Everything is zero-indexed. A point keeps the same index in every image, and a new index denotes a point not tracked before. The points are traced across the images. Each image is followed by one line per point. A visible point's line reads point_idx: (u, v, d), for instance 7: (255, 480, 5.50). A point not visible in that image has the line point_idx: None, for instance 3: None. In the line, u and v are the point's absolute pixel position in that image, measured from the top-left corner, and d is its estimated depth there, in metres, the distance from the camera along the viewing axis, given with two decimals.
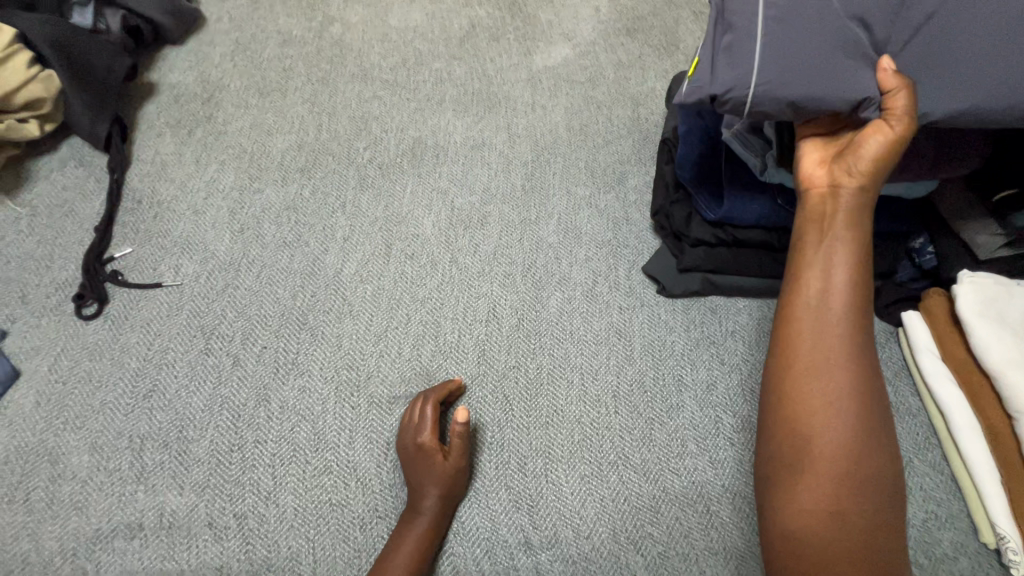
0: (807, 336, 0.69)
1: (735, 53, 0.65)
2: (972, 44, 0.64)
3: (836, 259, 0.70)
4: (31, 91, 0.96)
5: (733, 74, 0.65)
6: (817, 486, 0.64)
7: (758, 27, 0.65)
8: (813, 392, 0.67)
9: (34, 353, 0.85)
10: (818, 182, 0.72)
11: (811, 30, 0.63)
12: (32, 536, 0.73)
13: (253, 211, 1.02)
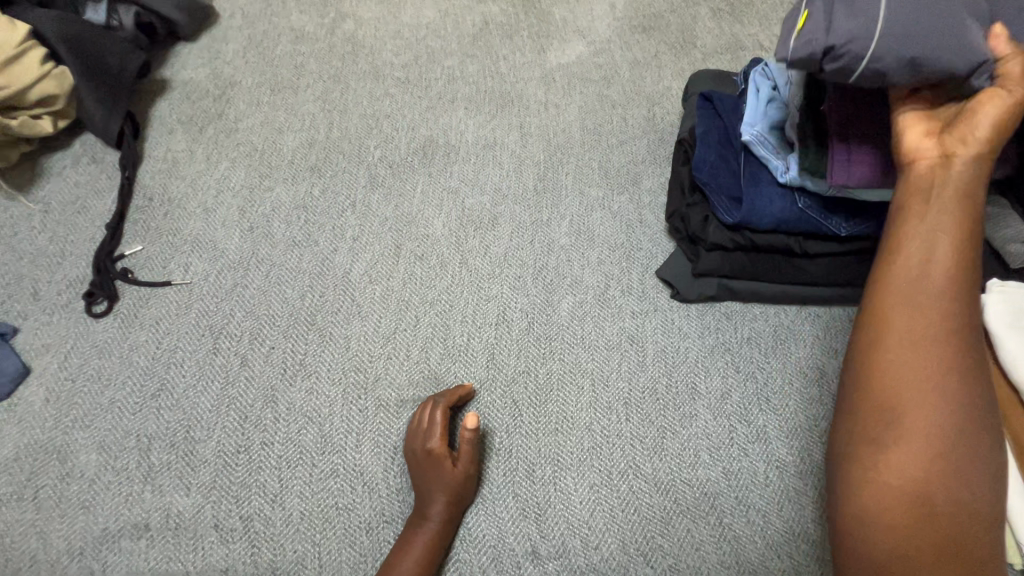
0: (903, 319, 0.60)
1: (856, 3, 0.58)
2: None
3: (942, 232, 0.60)
4: (46, 87, 0.97)
5: (855, 23, 0.57)
6: (908, 493, 0.55)
7: None
8: (910, 386, 0.58)
9: (45, 350, 0.85)
10: (923, 151, 0.62)
11: None
12: (40, 533, 0.73)
13: (263, 209, 1.02)
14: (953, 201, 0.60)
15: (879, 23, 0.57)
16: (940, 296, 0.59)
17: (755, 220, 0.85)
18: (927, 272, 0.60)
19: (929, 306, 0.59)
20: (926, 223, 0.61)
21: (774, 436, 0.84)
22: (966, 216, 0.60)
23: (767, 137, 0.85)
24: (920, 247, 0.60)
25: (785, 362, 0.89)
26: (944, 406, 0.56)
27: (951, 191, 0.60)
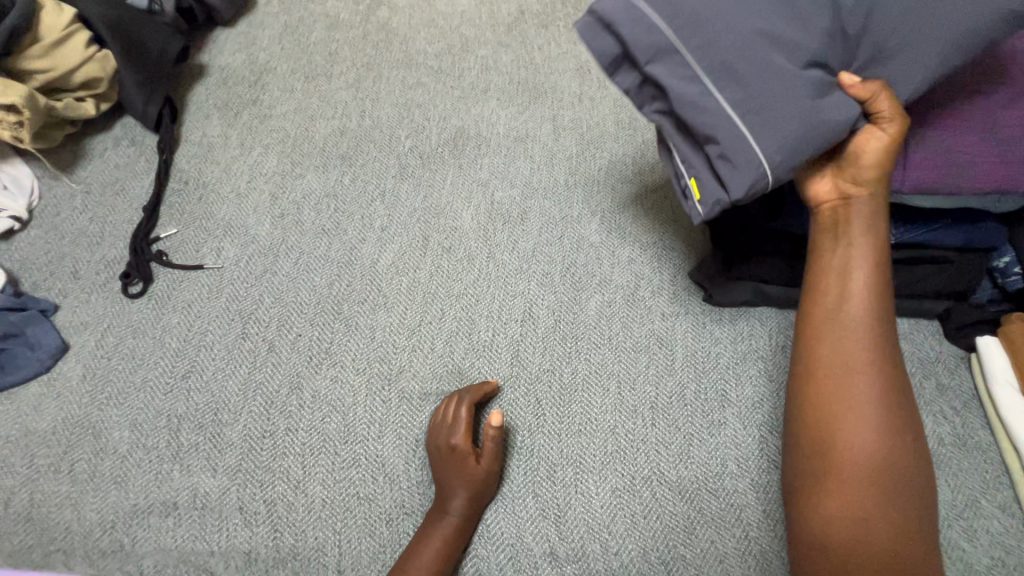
0: (825, 352, 0.67)
1: (735, 160, 0.60)
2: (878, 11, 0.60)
3: (859, 265, 0.67)
4: (90, 70, 0.99)
5: (747, 177, 0.60)
6: (849, 507, 0.63)
7: (736, 121, 0.59)
8: (833, 410, 0.66)
9: (83, 328, 0.87)
10: (826, 192, 0.68)
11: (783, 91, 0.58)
12: (75, 506, 0.75)
13: (294, 197, 1.02)
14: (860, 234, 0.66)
15: (767, 164, 0.59)
16: (852, 322, 0.66)
17: (798, 225, 0.81)
18: (845, 304, 0.67)
19: (846, 330, 0.67)
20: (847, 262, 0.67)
21: None
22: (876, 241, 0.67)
23: None
24: (838, 284, 0.68)
25: None
26: (865, 411, 0.64)
27: (860, 226, 0.66)
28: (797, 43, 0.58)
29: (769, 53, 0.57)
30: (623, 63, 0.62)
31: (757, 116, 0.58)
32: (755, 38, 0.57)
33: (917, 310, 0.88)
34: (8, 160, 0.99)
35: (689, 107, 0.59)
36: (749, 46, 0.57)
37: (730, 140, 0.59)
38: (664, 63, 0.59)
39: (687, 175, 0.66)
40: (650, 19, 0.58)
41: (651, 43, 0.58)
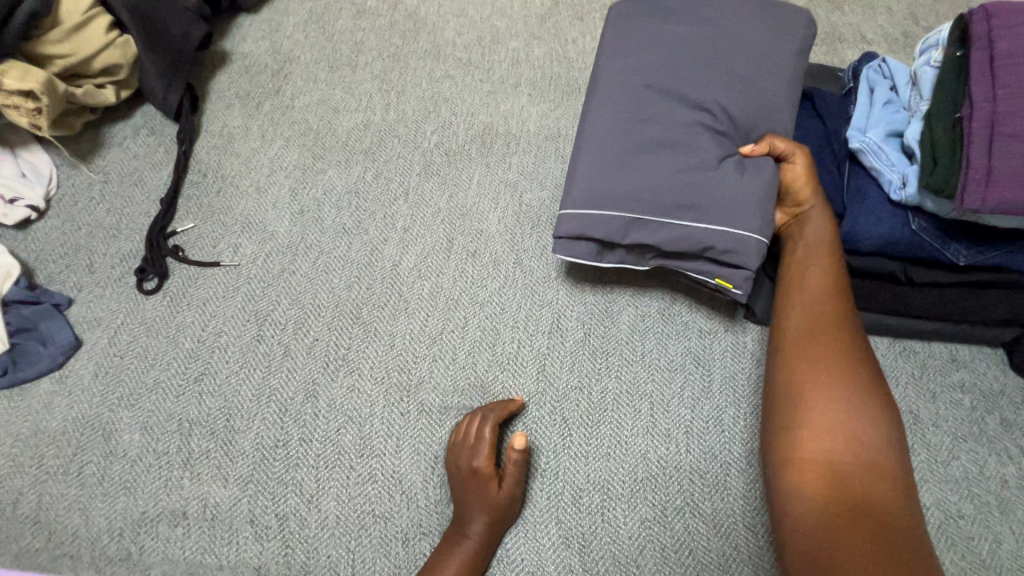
0: (792, 330, 0.71)
1: (734, 246, 0.72)
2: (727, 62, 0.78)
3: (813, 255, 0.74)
4: (110, 56, 0.96)
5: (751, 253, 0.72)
6: (824, 473, 0.61)
7: (710, 220, 0.73)
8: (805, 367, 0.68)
9: (96, 324, 0.85)
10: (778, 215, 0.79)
11: (724, 183, 0.73)
12: (83, 511, 0.73)
13: (315, 193, 0.98)
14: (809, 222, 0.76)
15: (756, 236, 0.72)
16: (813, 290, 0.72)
17: (858, 241, 0.75)
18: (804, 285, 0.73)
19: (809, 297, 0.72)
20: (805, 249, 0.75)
21: None
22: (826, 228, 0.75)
23: (882, 145, 0.74)
24: (804, 267, 0.74)
25: None
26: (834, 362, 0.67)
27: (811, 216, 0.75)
28: (701, 154, 0.75)
29: (690, 175, 0.74)
30: (602, 251, 0.78)
31: (721, 219, 0.73)
32: (678, 175, 0.74)
33: (979, 337, 0.81)
34: (27, 147, 0.97)
35: (673, 241, 0.74)
36: (679, 183, 0.74)
37: (718, 238, 0.72)
38: (632, 232, 0.75)
39: (709, 278, 0.76)
40: (607, 213, 0.75)
41: (619, 225, 0.75)
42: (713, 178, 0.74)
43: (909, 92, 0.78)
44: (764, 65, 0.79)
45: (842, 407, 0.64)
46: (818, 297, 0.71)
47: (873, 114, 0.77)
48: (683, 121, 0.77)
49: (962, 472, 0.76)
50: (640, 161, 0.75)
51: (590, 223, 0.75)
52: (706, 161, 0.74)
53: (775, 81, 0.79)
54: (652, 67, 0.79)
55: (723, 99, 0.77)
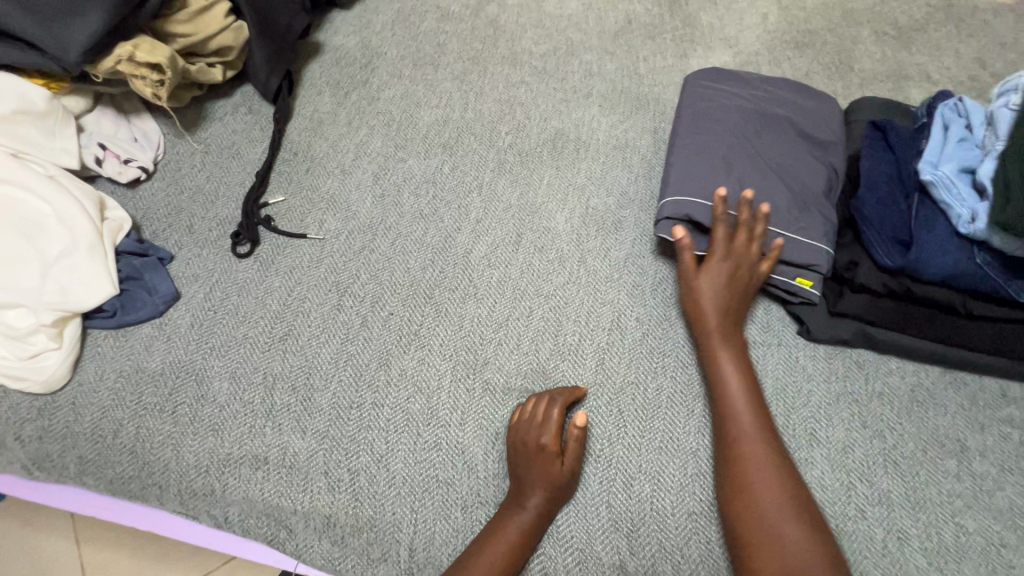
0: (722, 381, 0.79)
1: (798, 247, 0.86)
2: (783, 112, 1.00)
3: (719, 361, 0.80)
4: (224, 39, 1.04)
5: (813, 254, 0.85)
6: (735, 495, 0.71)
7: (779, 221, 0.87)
8: (732, 458, 0.73)
9: (193, 280, 0.92)
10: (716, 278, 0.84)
11: (790, 197, 0.90)
12: (175, 446, 0.80)
13: (396, 178, 1.06)
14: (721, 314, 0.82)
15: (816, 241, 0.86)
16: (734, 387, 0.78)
17: (920, 268, 0.78)
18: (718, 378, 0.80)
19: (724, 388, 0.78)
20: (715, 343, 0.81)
21: (899, 502, 0.78)
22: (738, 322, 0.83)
23: (954, 179, 0.78)
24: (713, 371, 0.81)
25: (922, 426, 0.83)
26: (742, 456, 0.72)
27: (717, 305, 0.83)
28: (770, 169, 0.92)
29: (765, 184, 0.90)
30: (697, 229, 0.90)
31: (790, 220, 0.87)
32: (756, 185, 0.90)
33: None
34: (140, 116, 1.08)
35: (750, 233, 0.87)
36: (756, 189, 0.90)
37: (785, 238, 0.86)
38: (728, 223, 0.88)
39: (788, 278, 0.86)
40: (702, 203, 0.88)
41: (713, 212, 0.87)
42: (780, 193, 0.90)
43: (982, 131, 0.82)
44: (812, 115, 1.00)
45: (757, 456, 0.72)
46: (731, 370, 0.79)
47: (946, 149, 0.81)
48: (754, 146, 0.94)
49: (1006, 502, 0.78)
50: (725, 171, 0.91)
51: (695, 204, 0.88)
52: (774, 180, 0.91)
53: (823, 124, 0.99)
54: (724, 106, 0.99)
55: (782, 133, 0.97)
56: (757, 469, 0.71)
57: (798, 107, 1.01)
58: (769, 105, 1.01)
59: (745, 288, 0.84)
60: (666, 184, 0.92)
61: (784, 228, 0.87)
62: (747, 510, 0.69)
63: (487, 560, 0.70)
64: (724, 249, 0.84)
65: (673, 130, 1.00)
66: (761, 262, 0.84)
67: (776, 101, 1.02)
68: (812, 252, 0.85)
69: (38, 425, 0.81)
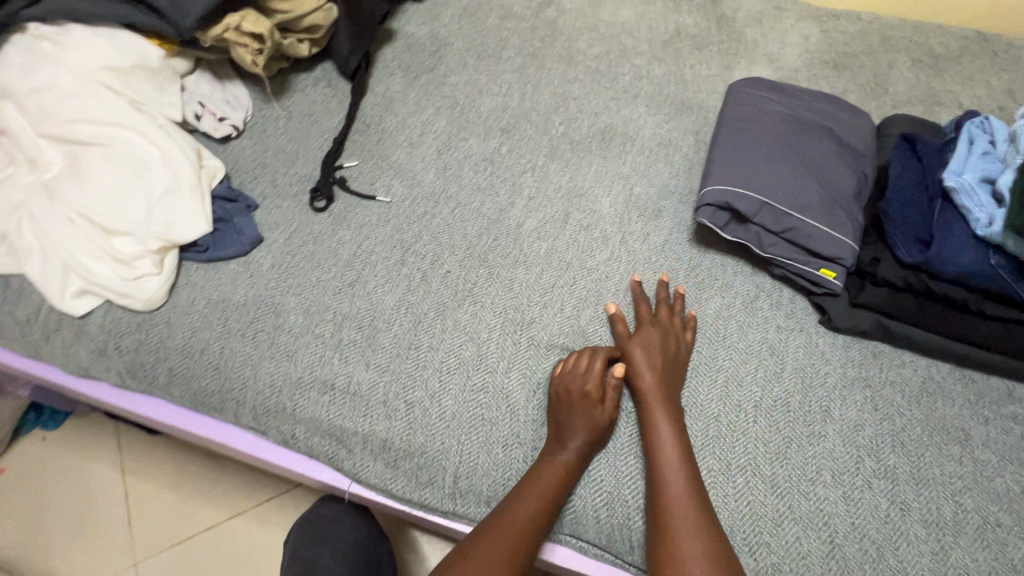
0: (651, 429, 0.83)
1: (825, 240, 0.94)
2: (819, 120, 1.09)
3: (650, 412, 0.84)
4: (316, 18, 1.15)
5: (839, 248, 0.93)
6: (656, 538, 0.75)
7: (810, 215, 0.95)
8: (657, 514, 0.76)
9: (275, 227, 1.03)
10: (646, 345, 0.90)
11: (821, 194, 0.98)
12: (253, 366, 0.90)
13: (457, 155, 1.16)
14: (652, 375, 0.87)
15: (843, 236, 0.94)
16: (665, 445, 0.80)
17: (937, 265, 0.86)
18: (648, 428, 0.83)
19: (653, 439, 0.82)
20: (648, 399, 0.85)
21: (903, 479, 0.84)
22: (670, 381, 0.87)
23: (975, 187, 0.86)
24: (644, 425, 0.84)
25: (930, 414, 0.90)
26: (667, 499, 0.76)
27: (648, 368, 0.87)
28: (805, 168, 1.00)
29: (799, 181, 0.98)
30: (734, 217, 0.98)
31: (820, 215, 0.95)
32: (792, 181, 0.98)
33: None
34: (231, 81, 1.19)
35: (783, 224, 0.95)
36: (791, 184, 0.98)
37: (814, 231, 0.94)
38: (764, 212, 0.96)
39: (813, 269, 0.96)
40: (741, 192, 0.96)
41: (750, 201, 0.95)
42: (813, 191, 0.98)
43: (1005, 147, 0.90)
44: (846, 126, 1.08)
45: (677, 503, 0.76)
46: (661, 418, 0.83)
47: (970, 160, 0.89)
48: (792, 147, 1.03)
49: (1004, 488, 0.84)
50: (763, 167, 0.99)
51: (734, 193, 0.96)
52: (808, 178, 0.99)
53: (855, 134, 1.08)
54: (766, 111, 1.08)
55: (818, 137, 1.05)
56: (678, 513, 0.75)
57: (833, 117, 1.10)
58: (806, 113, 1.09)
59: (672, 354, 0.90)
60: (707, 175, 1.01)
61: (816, 220, 0.95)
62: (669, 564, 0.72)
63: (531, 498, 0.78)
64: (648, 325, 0.92)
65: (717, 130, 1.09)
66: (684, 333, 0.93)
67: (813, 110, 1.11)
68: (837, 245, 0.93)
69: (136, 337, 0.92)
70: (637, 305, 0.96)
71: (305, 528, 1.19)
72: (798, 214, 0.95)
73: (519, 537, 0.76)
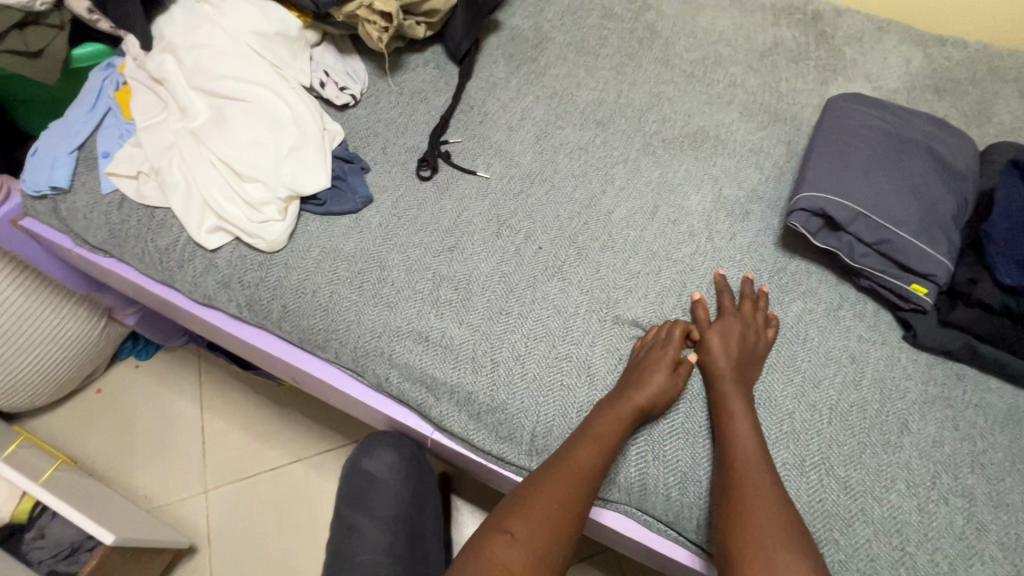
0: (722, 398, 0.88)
1: (920, 256, 0.95)
2: (922, 139, 1.09)
3: (723, 384, 0.89)
4: (436, 3, 1.23)
5: (934, 265, 0.94)
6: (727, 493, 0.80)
7: (907, 230, 0.96)
8: (728, 472, 0.81)
9: (383, 191, 1.11)
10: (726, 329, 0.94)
11: (919, 212, 0.98)
12: (357, 312, 0.98)
13: (554, 142, 1.22)
14: (727, 354, 0.91)
15: (939, 254, 0.94)
16: (736, 413, 0.85)
17: None
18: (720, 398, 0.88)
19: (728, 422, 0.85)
20: (723, 383, 0.89)
21: (981, 500, 0.84)
22: (745, 372, 0.91)
23: None
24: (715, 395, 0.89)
25: (1014, 441, 0.89)
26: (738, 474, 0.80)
27: (725, 349, 0.92)
28: (904, 185, 1.01)
29: (897, 196, 0.99)
30: (825, 224, 1.00)
31: (917, 231, 0.96)
32: (891, 196, 0.99)
33: None
34: (351, 56, 1.29)
35: (877, 236, 0.96)
36: (889, 199, 0.99)
37: (910, 246, 0.95)
38: (859, 222, 0.97)
39: (904, 284, 0.96)
40: (835, 199, 0.98)
41: (844, 210, 0.97)
42: (912, 207, 0.98)
43: None
44: (950, 147, 1.08)
45: (750, 464, 0.81)
46: (733, 389, 0.88)
47: None
48: (892, 163, 1.03)
49: None
50: (861, 179, 1.01)
51: (828, 200, 0.98)
52: (907, 195, 1.00)
53: (959, 156, 1.07)
54: (866, 128, 1.10)
55: (920, 156, 1.06)
56: (752, 472, 0.80)
57: (937, 138, 1.09)
58: (909, 132, 1.10)
59: (752, 348, 0.93)
60: (802, 181, 1.04)
61: (912, 236, 0.95)
62: (739, 516, 0.77)
63: (589, 447, 0.84)
64: (729, 313, 0.96)
65: (814, 141, 1.12)
66: (765, 330, 0.96)
67: (916, 130, 1.10)
68: (932, 262, 0.94)
69: (257, 274, 1.02)
70: (720, 298, 1.00)
71: (348, 484, 1.14)
72: (894, 228, 0.96)
73: (574, 480, 0.82)
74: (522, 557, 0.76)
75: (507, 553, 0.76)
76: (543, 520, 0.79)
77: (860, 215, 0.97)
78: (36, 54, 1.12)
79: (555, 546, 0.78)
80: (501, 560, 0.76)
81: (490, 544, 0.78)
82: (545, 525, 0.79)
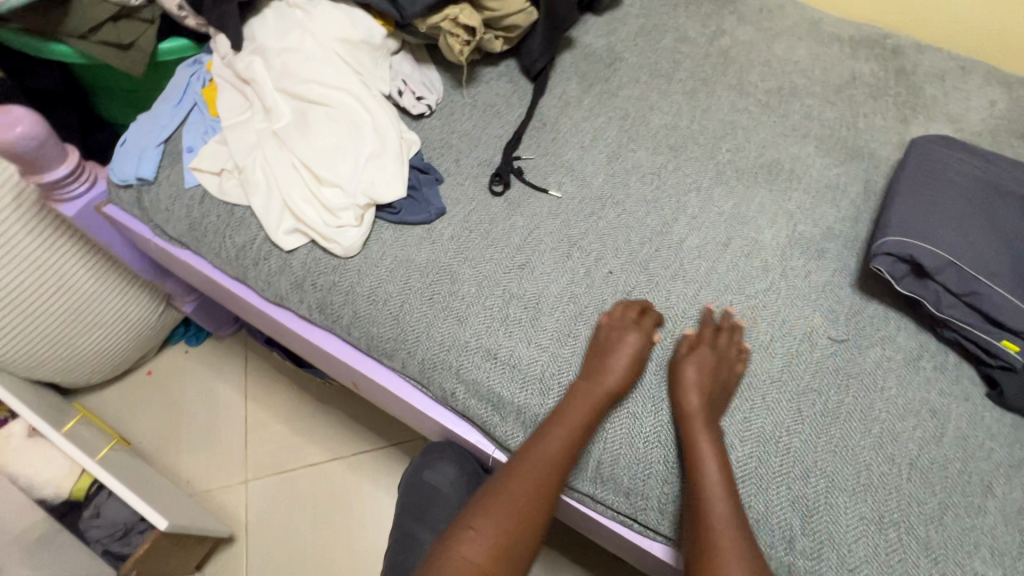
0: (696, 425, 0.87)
1: (1015, 312, 0.91)
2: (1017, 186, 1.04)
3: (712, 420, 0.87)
4: (518, 19, 1.22)
5: None
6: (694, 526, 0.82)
7: (1000, 284, 0.93)
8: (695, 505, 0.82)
9: (456, 203, 1.12)
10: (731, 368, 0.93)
11: (1012, 266, 0.95)
12: (427, 324, 0.99)
13: (626, 165, 1.21)
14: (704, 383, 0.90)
15: None
16: (705, 444, 0.85)
17: None
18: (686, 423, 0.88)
19: (696, 458, 0.84)
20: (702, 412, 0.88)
21: None
22: (717, 402, 0.90)
23: None
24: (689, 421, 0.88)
25: None
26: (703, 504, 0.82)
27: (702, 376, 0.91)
28: (996, 236, 0.97)
29: (988, 248, 0.96)
30: (910, 270, 0.97)
31: (1010, 286, 0.93)
32: (982, 246, 0.96)
33: None
34: (426, 65, 1.30)
35: (968, 287, 0.93)
36: (980, 249, 0.95)
37: (1005, 300, 0.92)
38: (949, 271, 0.94)
39: (993, 339, 0.93)
40: (923, 245, 0.95)
41: (934, 257, 0.94)
42: (1003, 261, 0.95)
43: None
44: None
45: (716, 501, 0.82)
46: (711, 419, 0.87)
47: None
48: (984, 212, 1.00)
49: None
50: (952, 226, 0.97)
51: (917, 246, 0.95)
52: (1000, 247, 0.96)
53: None
54: (955, 173, 1.06)
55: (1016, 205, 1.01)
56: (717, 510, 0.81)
57: None
58: (1003, 179, 1.06)
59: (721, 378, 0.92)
60: (887, 224, 1.00)
61: (1006, 290, 0.92)
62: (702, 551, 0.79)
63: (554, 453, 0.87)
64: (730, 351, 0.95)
65: (898, 182, 1.09)
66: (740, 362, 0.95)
67: (1011, 176, 1.06)
68: None
69: (330, 278, 1.03)
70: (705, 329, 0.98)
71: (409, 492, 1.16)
72: (988, 280, 0.93)
73: (538, 490, 0.85)
74: (482, 554, 0.81)
75: (469, 550, 0.81)
76: (504, 519, 0.83)
77: (950, 264, 0.94)
78: (127, 46, 1.16)
79: (517, 548, 0.83)
80: (463, 557, 0.81)
81: (453, 541, 0.83)
82: (505, 528, 0.83)
